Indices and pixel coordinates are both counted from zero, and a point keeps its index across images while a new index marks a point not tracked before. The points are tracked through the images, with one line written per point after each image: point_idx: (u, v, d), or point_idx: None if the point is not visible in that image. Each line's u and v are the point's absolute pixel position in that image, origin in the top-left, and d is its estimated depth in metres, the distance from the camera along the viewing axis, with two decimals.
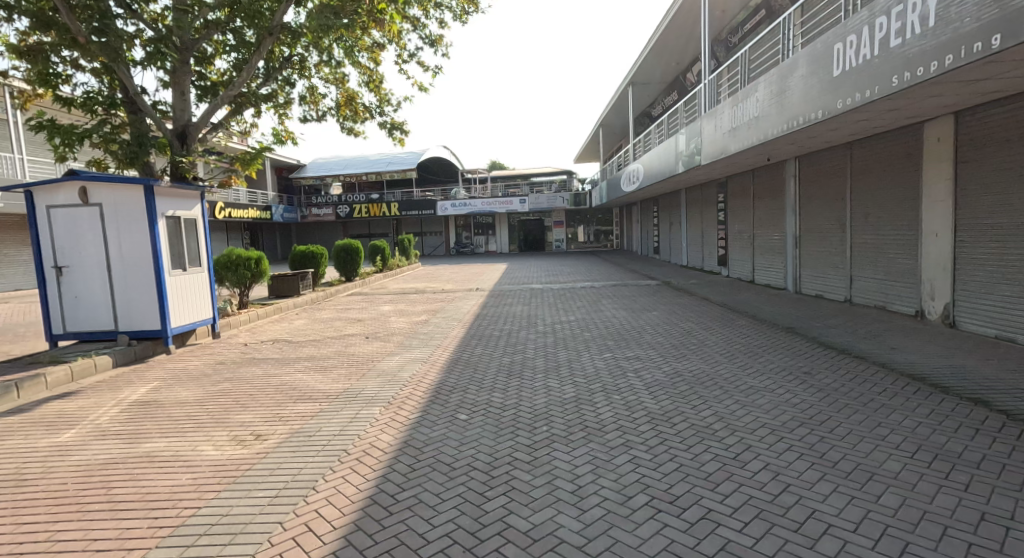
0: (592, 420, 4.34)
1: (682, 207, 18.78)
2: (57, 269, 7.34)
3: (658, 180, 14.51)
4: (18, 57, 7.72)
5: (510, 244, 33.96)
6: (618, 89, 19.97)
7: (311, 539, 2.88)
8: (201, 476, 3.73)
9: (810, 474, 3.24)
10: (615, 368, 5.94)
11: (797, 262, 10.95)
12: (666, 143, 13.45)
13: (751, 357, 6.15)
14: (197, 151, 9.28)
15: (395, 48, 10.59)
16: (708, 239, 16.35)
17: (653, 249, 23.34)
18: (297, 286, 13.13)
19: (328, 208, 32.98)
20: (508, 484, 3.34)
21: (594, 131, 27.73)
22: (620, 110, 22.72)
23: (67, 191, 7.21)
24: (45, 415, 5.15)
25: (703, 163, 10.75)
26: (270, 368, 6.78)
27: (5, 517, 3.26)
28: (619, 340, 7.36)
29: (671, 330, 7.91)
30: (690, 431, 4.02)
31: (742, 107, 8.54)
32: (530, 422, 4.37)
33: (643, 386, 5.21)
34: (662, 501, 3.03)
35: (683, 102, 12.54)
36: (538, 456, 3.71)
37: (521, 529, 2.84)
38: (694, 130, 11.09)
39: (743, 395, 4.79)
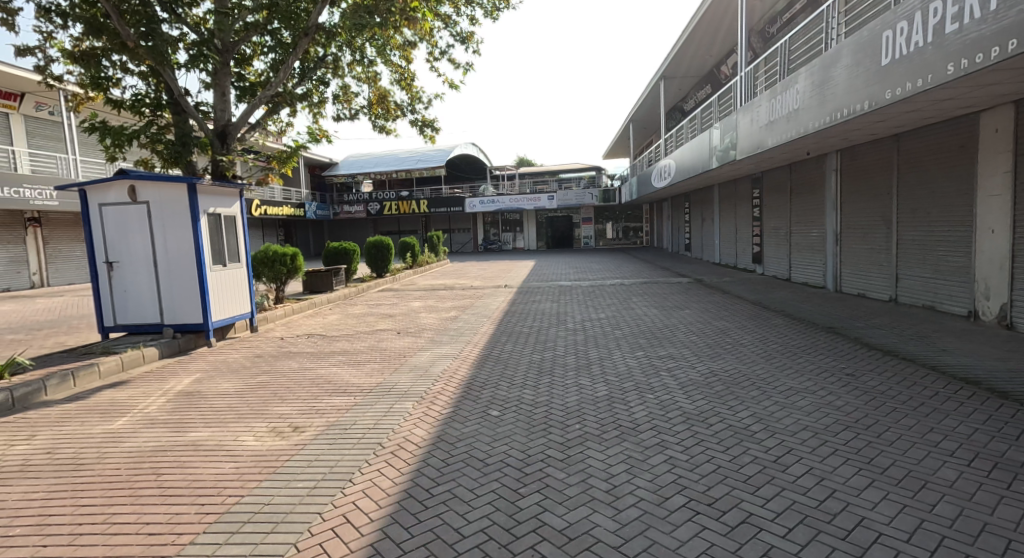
0: (626, 419, 4.31)
1: (715, 203, 18.41)
2: (107, 265, 7.66)
3: (691, 176, 14.24)
4: (72, 62, 8.07)
5: (538, 241, 33.92)
6: (649, 84, 19.72)
7: (350, 530, 2.93)
8: (244, 465, 3.85)
9: (858, 481, 3.14)
10: (648, 366, 5.87)
11: (837, 260, 10.62)
12: (699, 138, 13.20)
13: (790, 357, 5.99)
14: (236, 150, 9.54)
15: (426, 46, 10.67)
16: (742, 236, 15.98)
17: (684, 246, 22.95)
18: (331, 281, 13.39)
19: (360, 205, 33.56)
20: (543, 481, 3.35)
21: (625, 126, 27.43)
22: (652, 105, 22.45)
23: (117, 189, 7.52)
24: (99, 404, 5.39)
25: (738, 158, 10.52)
26: (306, 362, 6.94)
27: (64, 499, 3.44)
28: (651, 339, 7.27)
29: (705, 329, 7.75)
30: (726, 432, 3.94)
31: (781, 100, 8.31)
32: (562, 419, 4.37)
33: (677, 385, 5.15)
34: (701, 504, 2.99)
35: (717, 96, 12.28)
36: (571, 454, 3.70)
37: (557, 528, 2.84)
38: (729, 125, 10.84)
39: (783, 396, 4.67)
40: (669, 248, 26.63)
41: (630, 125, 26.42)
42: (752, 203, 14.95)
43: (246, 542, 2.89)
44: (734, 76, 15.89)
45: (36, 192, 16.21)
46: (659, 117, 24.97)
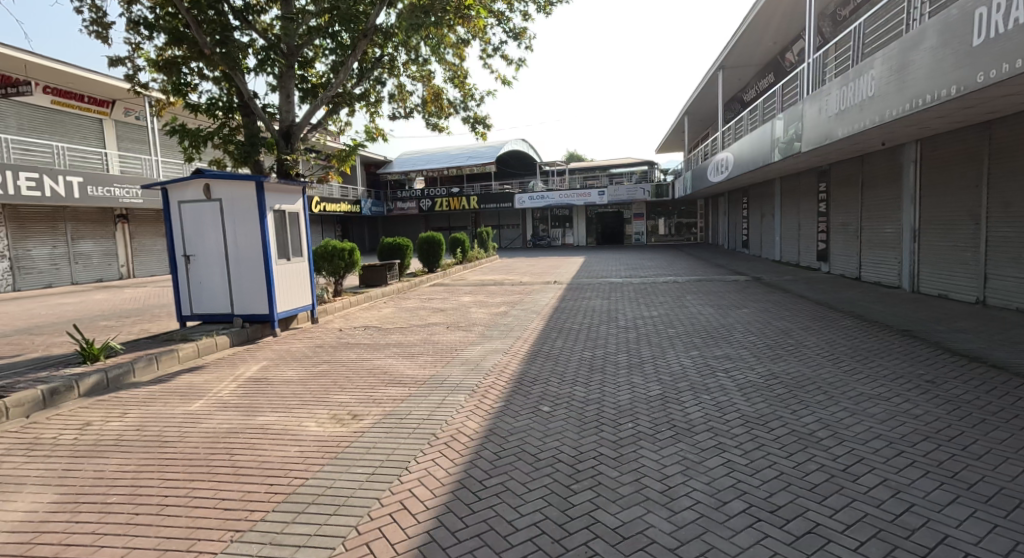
0: (680, 419, 4.28)
1: (775, 198, 17.76)
2: (185, 258, 8.22)
3: (751, 170, 13.78)
4: (157, 70, 8.71)
5: (588, 237, 33.69)
6: (706, 75, 19.20)
7: (407, 516, 3.09)
8: (308, 449, 4.10)
9: (940, 496, 3.02)
10: (704, 366, 5.79)
11: (915, 258, 10.06)
12: (759, 130, 12.76)
13: (860, 360, 5.76)
14: (300, 149, 9.98)
15: (479, 43, 10.84)
16: (806, 232, 15.35)
17: (742, 243, 22.25)
18: (386, 276, 13.81)
19: (412, 202, 34.35)
20: (595, 479, 3.40)
21: (679, 119, 26.84)
22: (708, 96, 21.86)
23: (193, 188, 8.05)
24: (179, 387, 5.83)
25: (802, 150, 10.12)
26: (364, 353, 7.23)
27: (151, 473, 3.78)
28: (706, 338, 7.15)
29: (764, 329, 7.54)
30: (790, 437, 3.86)
31: (854, 87, 7.93)
32: (615, 417, 4.40)
33: (733, 386, 5.07)
34: (762, 510, 2.96)
35: (781, 85, 11.83)
36: (624, 453, 3.73)
37: (610, 526, 2.90)
38: (794, 115, 10.43)
39: (852, 402, 4.51)
40: (725, 244, 25.87)
41: (685, 118, 25.81)
42: (817, 198, 14.32)
43: (312, 522, 3.09)
44: (799, 63, 15.23)
45: (125, 191, 17.48)
46: (716, 109, 24.27)
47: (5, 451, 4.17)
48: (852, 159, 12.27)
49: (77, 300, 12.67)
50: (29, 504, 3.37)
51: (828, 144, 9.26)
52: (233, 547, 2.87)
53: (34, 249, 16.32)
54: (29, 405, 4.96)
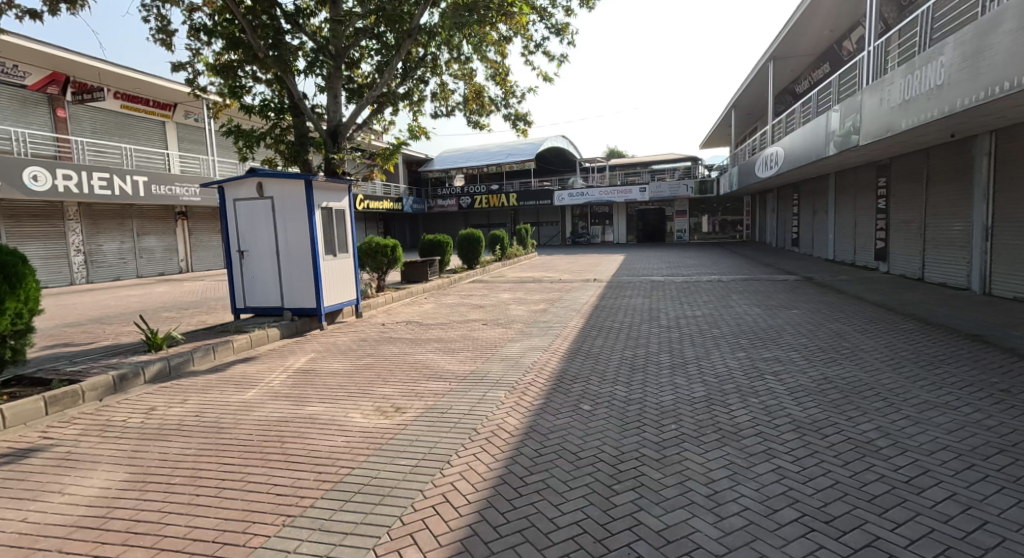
0: (726, 423, 4.22)
1: (829, 194, 17.12)
2: (240, 253, 8.59)
3: (803, 164, 13.31)
4: (215, 74, 9.14)
5: (628, 234, 33.30)
6: (756, 67, 18.65)
7: (449, 509, 3.16)
8: (354, 440, 4.24)
9: (1016, 514, 2.88)
10: (751, 368, 5.66)
11: (987, 258, 9.53)
12: (813, 124, 12.31)
13: (923, 366, 5.52)
14: (346, 148, 10.25)
15: (522, 40, 10.88)
16: (862, 230, 14.74)
17: (791, 241, 21.55)
18: (426, 272, 14.03)
19: (452, 199, 34.72)
20: (637, 480, 3.39)
21: (726, 113, 26.18)
22: (757, 89, 21.22)
23: (247, 186, 8.39)
24: (233, 376, 6.13)
25: (860, 144, 9.72)
26: (407, 347, 7.40)
27: (210, 457, 4.00)
28: (752, 340, 6.98)
29: (815, 331, 7.30)
30: (846, 445, 3.74)
31: (920, 76, 7.55)
32: (657, 418, 4.37)
33: (784, 390, 4.94)
34: (816, 520, 2.89)
35: (838, 76, 11.37)
36: (667, 455, 3.71)
37: (653, 528, 2.89)
38: (852, 107, 10.02)
39: (915, 410, 4.33)
40: (772, 243, 25.09)
41: (732, 112, 25.13)
42: (876, 194, 13.73)
43: (358, 510, 3.21)
44: (857, 52, 14.61)
45: (185, 190, 18.37)
46: (765, 102, 23.53)
47: (80, 432, 4.47)
48: (916, 152, 11.70)
49: (141, 292, 13.42)
50: (103, 480, 3.63)
51: (889, 137, 8.86)
52: (285, 531, 3.01)
53: (104, 244, 17.39)
54: (101, 390, 5.30)
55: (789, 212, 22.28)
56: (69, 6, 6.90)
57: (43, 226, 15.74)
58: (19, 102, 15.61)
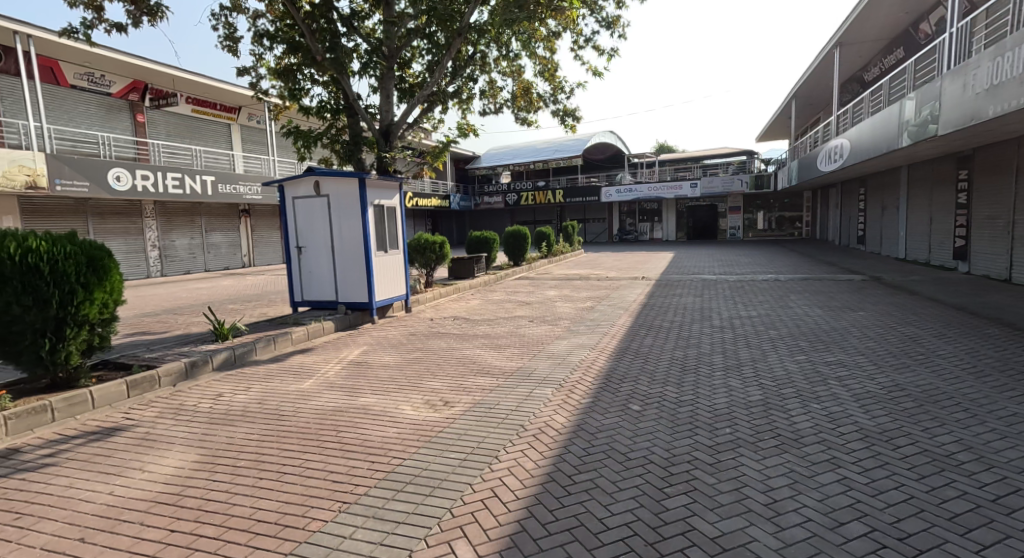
0: (786, 429, 4.10)
1: (901, 188, 16.22)
2: (298, 249, 8.97)
3: (871, 157, 12.66)
4: (277, 77, 9.57)
5: (677, 231, 32.61)
6: (820, 54, 17.84)
7: (498, 504, 3.22)
8: (406, 432, 4.38)
9: None
10: (812, 372, 5.46)
11: None
12: (883, 113, 11.69)
13: (1009, 375, 5.18)
14: (398, 146, 10.47)
15: (571, 35, 10.83)
16: (939, 227, 13.90)
17: (857, 239, 20.55)
18: (473, 268, 14.19)
19: (498, 196, 34.95)
20: (690, 484, 3.36)
21: (785, 104, 25.17)
22: (821, 77, 20.30)
23: (306, 184, 8.73)
24: (291, 366, 6.41)
25: (939, 133, 9.17)
26: (454, 342, 7.54)
27: (272, 442, 4.23)
28: (813, 342, 6.73)
29: (884, 335, 6.95)
30: (921, 458, 3.57)
31: (1012, 57, 7.05)
32: (711, 421, 4.30)
33: (849, 396, 4.76)
34: (888, 536, 2.78)
35: (914, 61, 10.74)
36: (722, 460, 3.65)
37: (708, 534, 2.86)
38: (930, 95, 9.45)
39: (1002, 423, 4.08)
40: (835, 240, 23.99)
41: (792, 103, 24.12)
42: (956, 187, 12.91)
43: (409, 500, 3.32)
44: (936, 34, 13.74)
45: (248, 189, 19.28)
46: (828, 91, 22.48)
47: (157, 414, 4.80)
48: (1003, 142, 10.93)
49: (207, 285, 14.20)
50: (177, 460, 3.91)
51: (973, 126, 8.32)
52: (341, 517, 3.15)
53: (176, 240, 18.48)
54: (174, 376, 5.67)
55: (854, 208, 21.22)
56: (149, 17, 7.38)
57: (123, 223, 16.90)
58: (105, 108, 16.88)
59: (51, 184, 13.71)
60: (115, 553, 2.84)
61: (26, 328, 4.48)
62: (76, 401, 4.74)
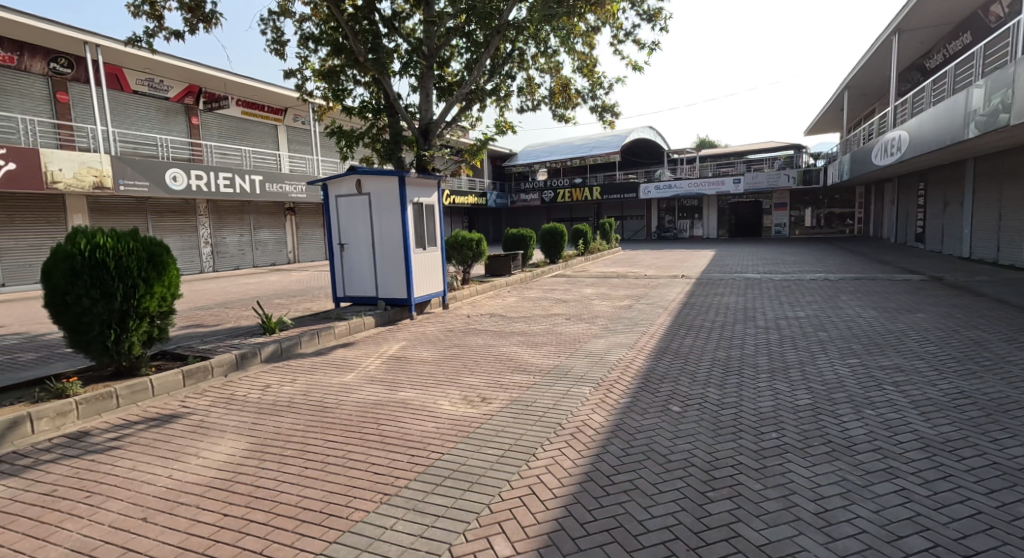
0: (837, 435, 3.98)
1: (966, 181, 15.40)
2: (341, 246, 9.21)
3: (931, 150, 12.07)
4: (321, 79, 9.84)
5: (719, 229, 31.89)
6: (877, 41, 17.09)
7: (536, 502, 3.25)
8: (444, 426, 4.47)
9: None
10: (864, 377, 5.28)
11: None
12: (947, 103, 11.13)
13: None
14: (436, 145, 10.63)
15: (611, 29, 10.73)
16: (1008, 223, 13.15)
17: (917, 236, 19.64)
18: (509, 265, 14.26)
19: (534, 194, 34.97)
20: (734, 489, 3.30)
21: (838, 95, 24.23)
22: (878, 66, 19.44)
23: (348, 183, 8.95)
24: (333, 360, 6.60)
25: (1011, 123, 8.67)
26: (491, 339, 7.61)
27: (316, 433, 4.37)
28: (866, 345, 6.49)
29: (944, 338, 6.64)
30: (989, 472, 3.40)
31: None
32: (755, 425, 4.22)
33: (907, 403, 4.57)
34: (951, 552, 2.67)
35: (983, 46, 10.18)
36: (768, 465, 3.57)
37: (753, 541, 2.81)
38: (1001, 82, 8.95)
39: None
40: (892, 238, 22.98)
41: (845, 94, 23.20)
42: None
43: (448, 495, 3.38)
44: (1007, 18, 12.97)
45: (294, 187, 19.86)
46: (885, 81, 21.50)
47: (210, 403, 5.04)
48: None
49: (255, 281, 14.75)
50: (228, 448, 4.10)
51: None
52: (383, 508, 3.24)
53: (227, 237, 19.24)
54: (226, 366, 5.93)
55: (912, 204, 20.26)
56: (206, 24, 7.71)
57: (179, 221, 17.70)
58: (162, 112, 17.72)
59: (115, 184, 14.51)
60: (173, 533, 3.01)
61: (94, 320, 4.75)
62: (138, 389, 5.02)
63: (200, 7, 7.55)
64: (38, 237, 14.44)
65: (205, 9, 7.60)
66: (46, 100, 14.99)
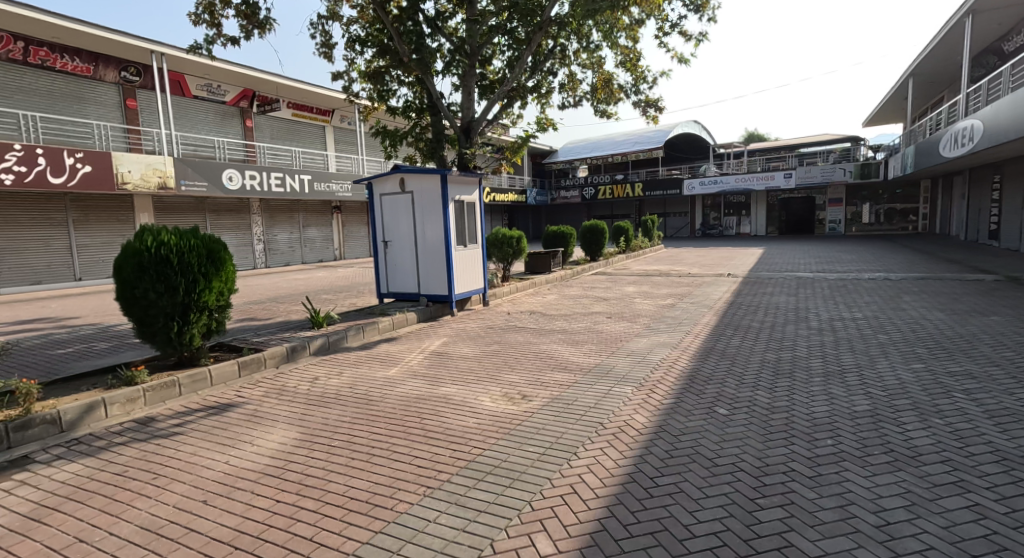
0: (899, 445, 3.81)
1: None
2: (385, 243, 9.42)
3: (1008, 139, 11.32)
4: (367, 80, 10.07)
5: (768, 226, 30.92)
6: (949, 23, 16.10)
7: (578, 501, 3.26)
8: (485, 422, 4.53)
9: None
10: (927, 384, 5.02)
11: None
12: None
13: None
14: (477, 143, 10.70)
15: (656, 22, 10.54)
16: None
17: (990, 233, 18.60)
18: (550, 263, 14.25)
19: (575, 191, 34.78)
20: (786, 497, 3.22)
21: (902, 82, 22.99)
22: (950, 49, 18.31)
23: (392, 182, 9.14)
24: (377, 354, 6.76)
25: None
26: (531, 336, 7.64)
27: (361, 426, 4.50)
28: (931, 350, 6.16)
29: (1017, 344, 6.25)
30: None
31: None
32: (809, 431, 4.09)
33: (981, 413, 4.32)
34: None
35: None
36: (823, 474, 3.46)
37: (806, 551, 2.74)
38: None
39: None
40: (961, 235, 21.69)
41: (910, 81, 21.98)
42: None
43: (490, 490, 3.43)
44: None
45: (340, 186, 20.40)
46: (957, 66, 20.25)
47: (263, 394, 5.26)
48: None
49: (303, 277, 15.27)
50: (279, 437, 4.27)
51: None
52: (427, 501, 3.32)
53: (278, 234, 19.96)
54: (278, 358, 6.18)
55: (986, 197, 19.06)
56: (260, 30, 8.02)
57: (234, 219, 18.48)
58: (219, 115, 18.52)
59: (177, 184, 15.27)
60: (231, 516, 3.17)
61: (159, 313, 5.04)
62: (198, 378, 5.30)
63: (256, 14, 7.85)
64: (109, 235, 15.35)
65: (260, 16, 7.90)
66: (117, 107, 15.90)
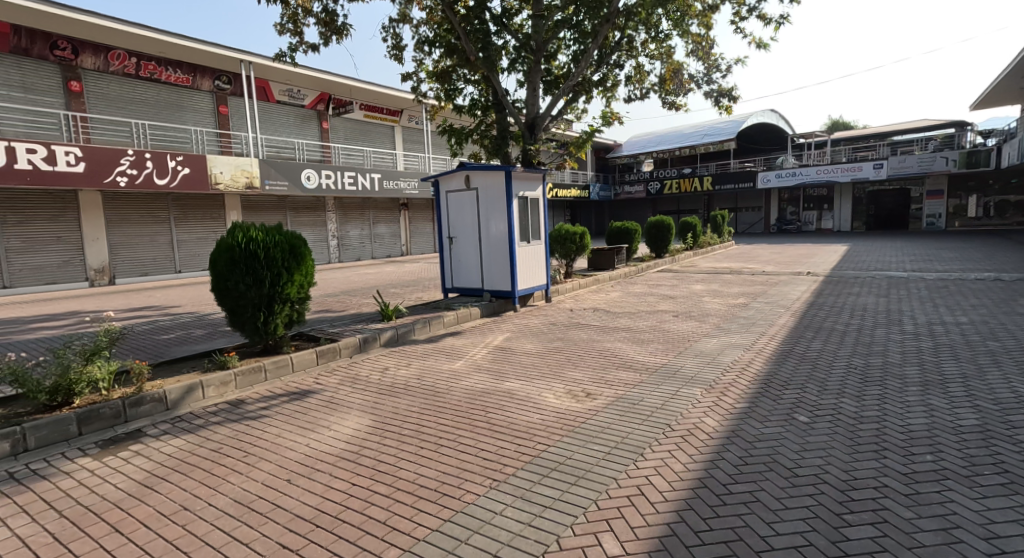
0: (1015, 466, 3.45)
1: None
2: (450, 240, 9.61)
3: None
4: (435, 80, 10.29)
5: (852, 220, 28.97)
6: None
7: (645, 503, 3.20)
8: (549, 419, 4.54)
9: None
10: None
11: None
12: None
13: None
14: (542, 139, 10.71)
15: (731, 7, 10.09)
16: None
17: None
18: (614, 259, 14.03)
19: (639, 185, 33.99)
20: (878, 514, 3.01)
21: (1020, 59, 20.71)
22: None
23: (458, 179, 9.31)
24: (442, 348, 6.92)
25: None
26: (595, 334, 7.56)
27: (428, 416, 4.62)
28: None
29: None
30: None
31: None
32: (903, 444, 3.81)
33: None
34: None
35: None
36: (921, 492, 3.21)
37: None
38: None
39: None
40: None
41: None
42: None
43: (556, 487, 3.43)
44: None
45: (408, 184, 20.99)
46: None
47: (339, 382, 5.52)
48: None
49: (374, 271, 15.84)
50: (352, 425, 4.46)
51: None
52: (493, 494, 3.36)
53: (351, 231, 20.82)
54: (352, 348, 6.45)
55: None
56: (337, 36, 8.36)
57: (312, 216, 19.45)
58: (299, 118, 19.51)
59: (262, 184, 16.22)
60: (312, 496, 3.35)
61: (248, 304, 5.39)
62: (282, 365, 5.63)
63: (334, 21, 8.20)
64: (204, 231, 16.54)
65: (337, 23, 8.24)
66: (210, 113, 17.07)
